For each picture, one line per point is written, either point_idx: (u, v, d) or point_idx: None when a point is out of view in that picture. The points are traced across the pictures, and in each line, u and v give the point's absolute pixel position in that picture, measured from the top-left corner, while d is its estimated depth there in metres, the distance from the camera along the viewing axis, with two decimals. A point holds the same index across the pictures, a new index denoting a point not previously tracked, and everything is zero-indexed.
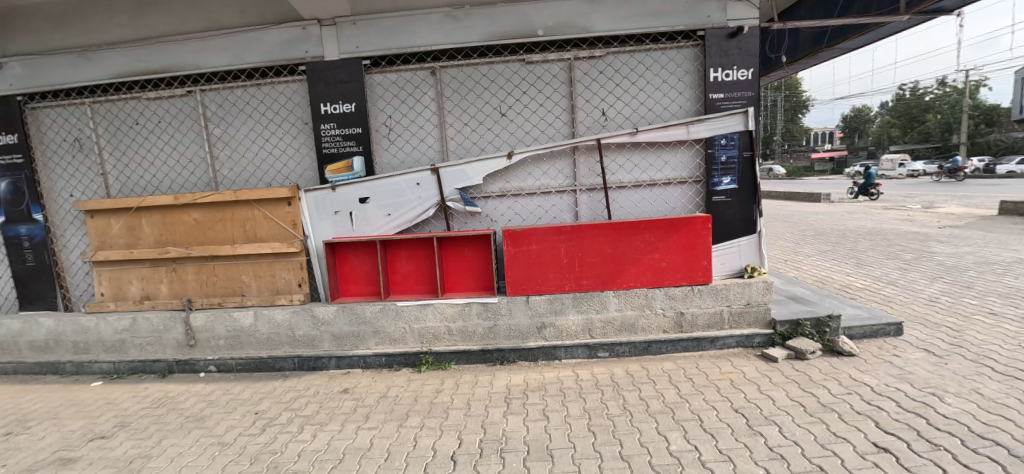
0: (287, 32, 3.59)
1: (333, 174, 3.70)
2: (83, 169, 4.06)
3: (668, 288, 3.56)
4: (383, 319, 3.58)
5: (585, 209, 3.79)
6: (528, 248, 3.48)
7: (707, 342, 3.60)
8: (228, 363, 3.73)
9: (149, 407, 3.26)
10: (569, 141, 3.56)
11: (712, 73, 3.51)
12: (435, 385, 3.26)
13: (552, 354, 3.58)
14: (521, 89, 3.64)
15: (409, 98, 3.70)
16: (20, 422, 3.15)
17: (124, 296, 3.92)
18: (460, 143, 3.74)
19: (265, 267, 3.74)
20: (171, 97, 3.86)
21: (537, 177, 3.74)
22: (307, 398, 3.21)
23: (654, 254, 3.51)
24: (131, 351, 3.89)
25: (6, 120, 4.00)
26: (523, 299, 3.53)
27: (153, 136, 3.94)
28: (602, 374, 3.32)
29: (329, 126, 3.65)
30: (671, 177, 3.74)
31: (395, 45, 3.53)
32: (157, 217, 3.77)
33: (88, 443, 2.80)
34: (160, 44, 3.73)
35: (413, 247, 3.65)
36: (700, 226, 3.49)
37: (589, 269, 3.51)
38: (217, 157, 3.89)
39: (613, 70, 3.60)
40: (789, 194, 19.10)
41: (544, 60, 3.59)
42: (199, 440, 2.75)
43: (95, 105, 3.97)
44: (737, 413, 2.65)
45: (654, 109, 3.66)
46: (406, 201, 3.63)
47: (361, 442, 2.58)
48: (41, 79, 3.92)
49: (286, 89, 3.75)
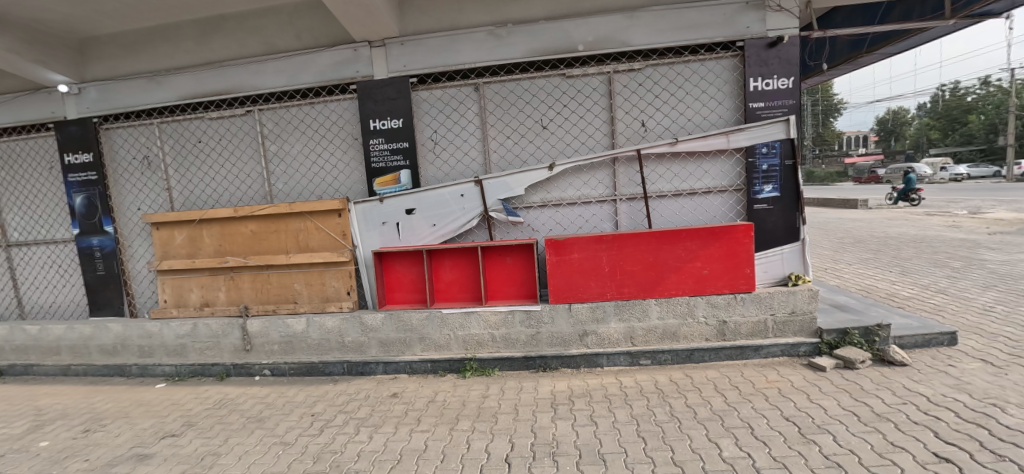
0: (339, 54, 3.80)
1: (382, 186, 3.88)
2: (150, 184, 4.36)
3: (710, 296, 3.57)
4: (429, 326, 3.71)
5: (625, 218, 3.84)
6: (570, 257, 3.56)
7: (751, 350, 3.57)
8: (282, 367, 3.91)
9: (212, 408, 3.45)
10: (610, 152, 3.64)
11: (752, 82, 3.53)
12: (481, 391, 3.35)
13: (594, 362, 3.62)
14: (562, 103, 3.75)
15: (453, 113, 3.86)
16: (96, 421, 3.38)
17: (185, 303, 4.17)
18: (502, 156, 3.86)
19: (316, 276, 3.92)
20: (232, 116, 4.13)
21: (577, 187, 3.83)
22: (359, 401, 3.35)
23: (695, 262, 3.53)
24: (191, 355, 4.11)
25: (82, 139, 4.33)
26: (565, 306, 3.60)
27: (215, 154, 4.22)
28: (645, 382, 3.34)
29: (377, 141, 3.83)
30: (711, 185, 3.76)
31: (441, 63, 3.70)
32: (217, 228, 4.01)
33: (160, 440, 3.00)
34: (222, 67, 4.00)
35: (458, 256, 3.77)
36: (742, 234, 3.49)
37: (630, 277, 3.56)
38: (273, 172, 4.13)
39: (653, 82, 3.67)
40: (823, 200, 18.53)
41: (584, 74, 3.69)
42: (263, 439, 2.90)
43: (162, 125, 4.27)
44: (789, 422, 2.63)
45: (694, 119, 3.71)
46: (451, 211, 3.76)
47: (416, 444, 2.68)
48: (114, 102, 4.24)
49: (337, 107, 3.96)
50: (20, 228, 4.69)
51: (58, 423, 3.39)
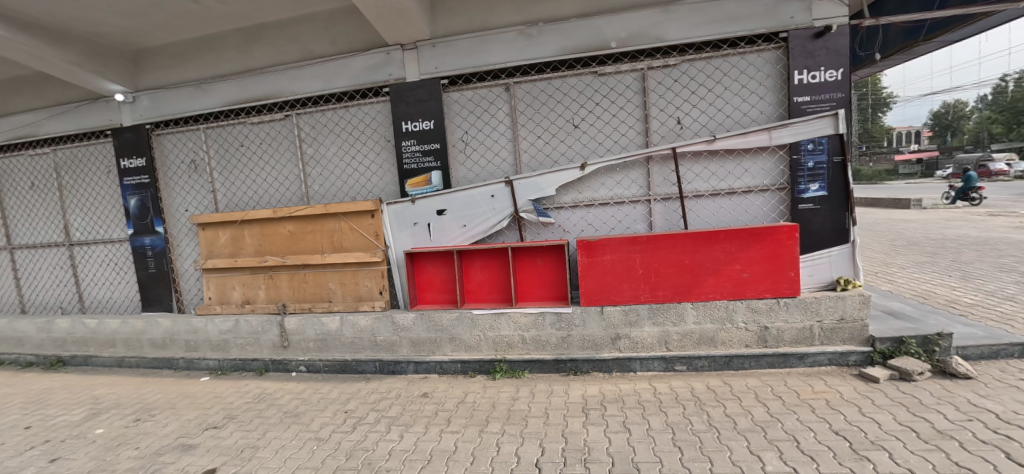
0: (372, 58, 3.87)
1: (413, 187, 3.92)
2: (197, 186, 4.58)
3: (750, 300, 3.40)
4: (459, 327, 3.71)
5: (660, 218, 3.72)
6: (602, 258, 3.48)
7: (796, 358, 3.38)
8: (317, 364, 4.01)
9: (251, 402, 3.57)
10: (644, 151, 3.53)
11: (796, 75, 3.35)
12: (511, 393, 3.32)
13: (627, 366, 3.53)
14: (594, 101, 3.67)
15: (484, 113, 3.85)
16: (146, 411, 3.57)
17: (228, 300, 4.33)
18: (533, 156, 3.82)
19: (350, 276, 4.00)
20: (271, 121, 4.29)
21: (609, 187, 3.74)
22: (390, 400, 3.38)
23: (734, 264, 3.37)
24: (233, 351, 4.28)
25: (136, 145, 4.59)
26: (597, 309, 3.53)
27: (256, 157, 4.38)
28: (681, 388, 3.21)
29: (409, 143, 3.88)
30: (751, 185, 3.59)
31: (471, 64, 3.71)
32: (258, 229, 4.17)
33: (204, 431, 3.13)
34: (262, 74, 4.15)
35: (488, 257, 3.76)
36: (786, 235, 3.30)
37: (665, 280, 3.44)
38: (309, 174, 4.26)
39: (689, 78, 3.55)
40: (871, 199, 17.49)
41: (617, 71, 3.60)
42: (298, 434, 2.98)
43: (208, 130, 4.48)
44: (838, 436, 2.46)
45: (733, 116, 3.55)
46: (481, 212, 3.76)
47: (446, 445, 2.68)
48: (164, 109, 4.48)
49: (371, 110, 4.04)
50: (82, 229, 5.03)
51: (112, 411, 3.60)
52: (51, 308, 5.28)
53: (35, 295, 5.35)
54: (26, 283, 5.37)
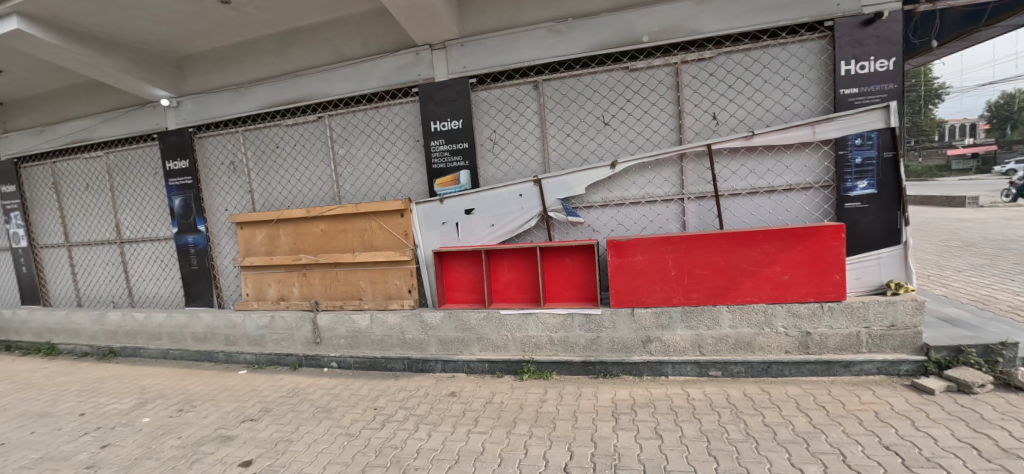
0: (402, 58, 3.91)
1: (442, 187, 3.93)
2: (236, 187, 4.76)
3: (791, 304, 3.23)
4: (487, 327, 3.70)
5: (694, 218, 3.59)
6: (633, 259, 3.40)
7: (841, 366, 3.20)
8: (348, 361, 4.10)
9: (286, 396, 3.68)
10: (677, 148, 3.42)
11: (843, 65, 3.15)
12: (539, 395, 3.28)
13: (658, 370, 3.43)
14: (625, 97, 3.58)
15: (512, 111, 3.82)
16: (188, 401, 3.74)
17: (264, 297, 4.46)
18: (562, 154, 3.76)
19: (380, 274, 4.05)
20: (305, 123, 4.40)
21: (641, 186, 3.64)
22: (418, 398, 3.41)
23: (774, 266, 3.21)
24: (269, 345, 4.42)
25: (180, 148, 4.80)
26: (627, 311, 3.45)
27: (290, 158, 4.51)
28: (716, 395, 3.09)
29: (438, 142, 3.89)
30: (792, 182, 3.42)
31: (499, 63, 3.68)
32: (292, 228, 4.28)
33: (241, 423, 3.24)
34: (296, 77, 4.26)
35: (516, 256, 3.73)
36: (831, 236, 3.11)
37: (698, 282, 3.32)
38: (341, 174, 4.34)
39: (726, 71, 3.40)
40: (922, 197, 16.42)
41: (649, 66, 3.50)
42: (330, 429, 3.04)
43: (247, 133, 4.65)
44: (890, 451, 2.30)
45: (773, 110, 3.39)
46: (509, 212, 3.73)
47: (473, 446, 2.67)
48: (206, 113, 4.67)
49: (401, 110, 4.08)
50: (132, 227, 5.32)
51: (158, 401, 3.79)
52: (104, 301, 5.61)
53: (90, 290, 5.70)
54: (82, 278, 5.73)
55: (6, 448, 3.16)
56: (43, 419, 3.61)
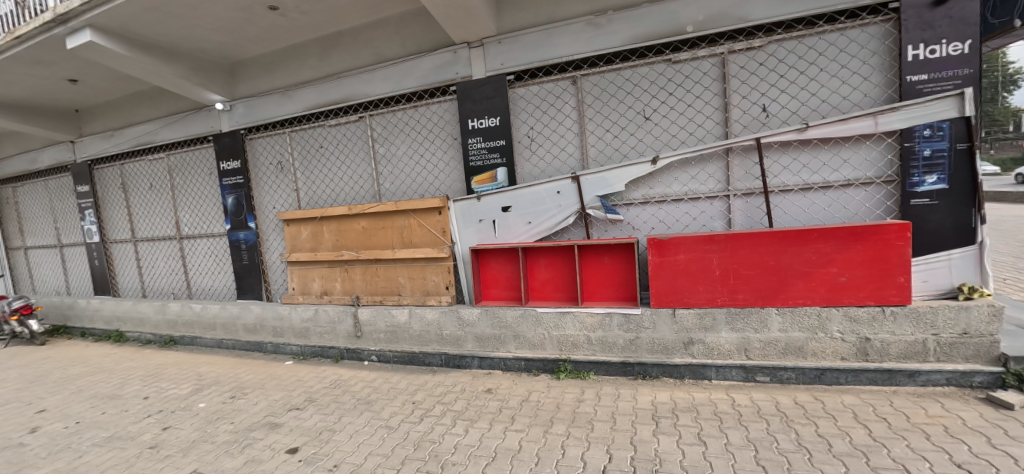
0: (440, 57, 3.96)
1: (479, 184, 3.95)
2: (283, 186, 4.98)
3: (848, 308, 3.03)
4: (524, 325, 3.70)
5: (741, 215, 3.43)
6: (674, 258, 3.29)
7: (905, 375, 2.96)
8: (387, 355, 4.20)
9: (329, 387, 3.82)
10: (723, 142, 3.27)
11: (910, 50, 2.91)
12: (576, 395, 3.24)
13: (701, 373, 3.31)
14: (668, 90, 3.46)
15: (550, 108, 3.78)
16: (240, 389, 3.95)
17: (308, 291, 4.65)
18: (601, 150, 3.69)
19: (419, 271, 4.13)
20: (347, 123, 4.54)
21: (684, 182, 3.51)
22: (456, 393, 3.45)
23: (830, 267, 3.01)
24: (313, 338, 4.60)
25: (232, 149, 5.06)
26: (668, 311, 3.35)
27: (333, 157, 4.67)
28: (763, 402, 2.94)
29: (475, 140, 3.91)
30: (851, 178, 3.19)
31: (537, 58, 3.65)
32: (335, 225, 4.43)
33: (288, 412, 3.39)
34: (339, 78, 4.40)
35: (553, 254, 3.69)
36: (896, 235, 2.87)
37: (745, 283, 3.17)
38: (381, 173, 4.45)
39: (777, 60, 3.22)
40: (996, 193, 15.01)
41: (694, 57, 3.37)
42: (370, 421, 3.12)
43: (293, 134, 4.85)
44: (963, 470, 2.11)
45: (830, 100, 3.18)
46: (547, 209, 3.70)
47: (510, 443, 2.67)
48: (256, 115, 4.91)
49: (439, 109, 4.13)
50: (190, 224, 5.68)
51: (213, 388, 4.03)
52: (165, 293, 6.02)
53: (153, 282, 6.13)
54: (146, 271, 6.17)
55: (82, 426, 3.45)
56: (113, 401, 3.91)
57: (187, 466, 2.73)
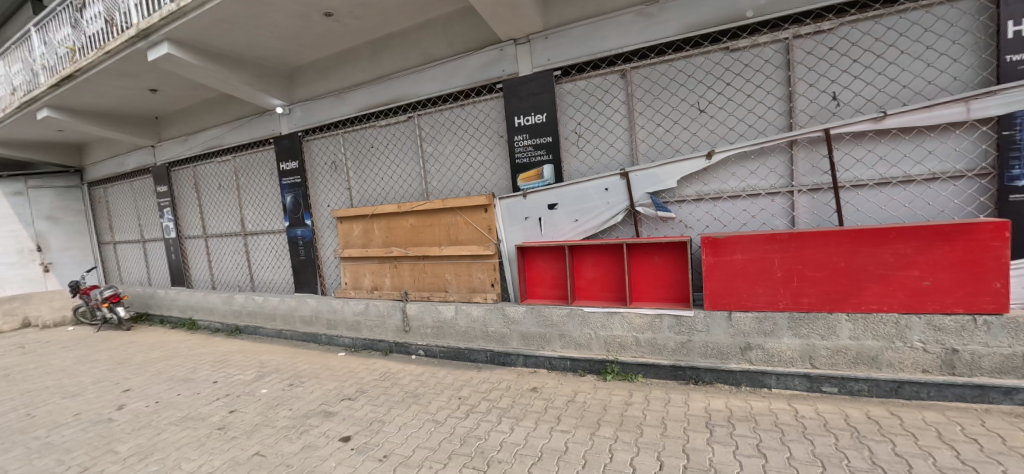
0: (487, 55, 3.98)
1: (525, 182, 3.94)
2: (336, 184, 5.21)
3: (932, 316, 2.73)
4: (570, 324, 3.65)
5: (807, 213, 3.19)
6: (731, 257, 3.13)
7: (1001, 393, 2.63)
8: (434, 350, 4.29)
9: (379, 379, 3.95)
10: (786, 134, 3.06)
11: (1010, 27, 2.58)
12: (624, 397, 3.15)
13: (760, 381, 3.12)
14: (725, 81, 3.28)
15: (598, 103, 3.70)
16: (297, 377, 4.18)
17: (360, 285, 4.84)
18: (652, 145, 3.56)
19: (465, 268, 4.18)
20: (396, 123, 4.68)
21: (742, 178, 3.32)
22: (501, 391, 3.46)
23: (910, 270, 2.73)
24: (364, 331, 4.79)
25: (291, 150, 5.35)
26: (723, 314, 3.19)
27: (383, 157, 4.83)
28: (831, 415, 2.72)
29: (521, 137, 3.90)
30: (936, 171, 2.88)
31: (585, 52, 3.58)
32: (386, 222, 4.58)
33: (341, 401, 3.54)
34: (389, 80, 4.53)
35: (600, 253, 3.62)
36: (992, 235, 2.54)
37: (811, 285, 2.95)
38: (429, 171, 4.55)
39: (850, 44, 2.96)
40: None
41: (754, 44, 3.17)
42: (418, 414, 3.20)
43: (346, 135, 5.06)
44: None
45: (913, 85, 2.88)
46: (595, 206, 3.63)
47: (556, 444, 2.63)
48: (312, 118, 5.16)
49: (485, 107, 4.15)
50: (253, 221, 6.08)
51: (274, 375, 4.29)
52: (232, 285, 6.48)
53: (221, 275, 6.62)
54: (215, 265, 6.68)
55: (161, 405, 3.78)
56: (187, 384, 4.27)
57: (251, 448, 2.92)
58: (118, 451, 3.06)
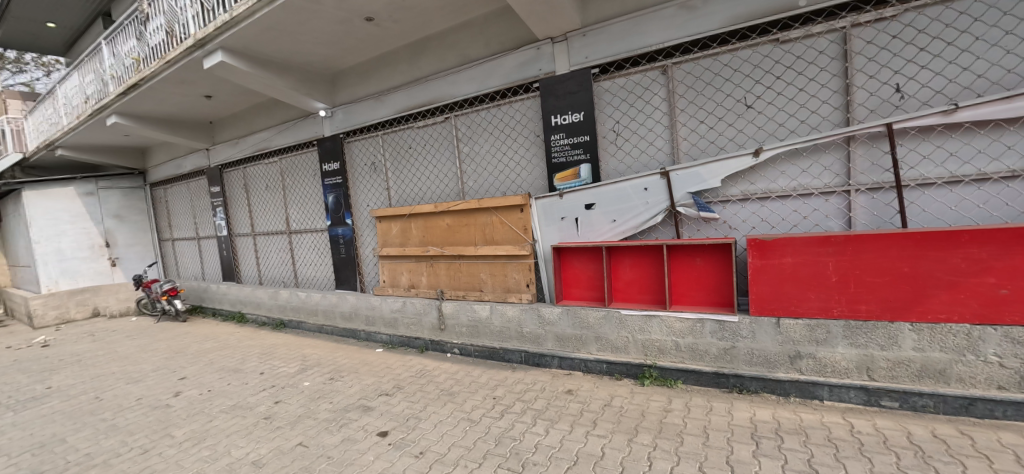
0: (524, 55, 3.97)
1: (561, 181, 3.90)
2: (375, 185, 5.36)
3: (1012, 328, 2.47)
4: (607, 326, 3.58)
5: (865, 213, 2.98)
6: (780, 261, 2.97)
7: None
8: (469, 348, 4.33)
9: (415, 376, 4.02)
10: (844, 130, 2.86)
11: None
12: (663, 404, 3.06)
13: (811, 392, 2.94)
14: (775, 74, 3.13)
15: (637, 100, 3.62)
16: (337, 372, 4.32)
17: (397, 283, 4.95)
18: (694, 143, 3.44)
19: (500, 267, 4.19)
20: (434, 124, 4.75)
21: (793, 176, 3.14)
22: (535, 392, 3.44)
23: (985, 276, 2.48)
24: (400, 328, 4.89)
25: (333, 151, 5.54)
26: (771, 321, 3.03)
27: (421, 157, 4.92)
28: (891, 431, 2.53)
29: (558, 136, 3.86)
30: (1017, 167, 2.59)
31: (624, 49, 3.51)
32: (422, 222, 4.66)
33: (379, 396, 3.62)
34: (426, 81, 4.61)
35: (639, 254, 3.53)
36: None
37: (870, 292, 2.75)
38: (465, 171, 4.59)
39: (916, 31, 2.74)
40: None
41: (807, 35, 2.99)
42: (454, 412, 3.23)
43: (385, 136, 5.19)
44: None
45: (990, 74, 2.62)
46: (633, 206, 3.54)
47: (592, 449, 2.59)
48: (352, 120, 5.33)
49: (521, 106, 4.15)
50: (297, 220, 6.35)
51: (316, 368, 4.46)
52: (277, 281, 6.80)
53: (267, 271, 6.96)
54: (263, 261, 7.02)
55: (213, 394, 4.01)
56: (237, 374, 4.50)
57: (295, 438, 3.04)
58: (175, 435, 3.27)
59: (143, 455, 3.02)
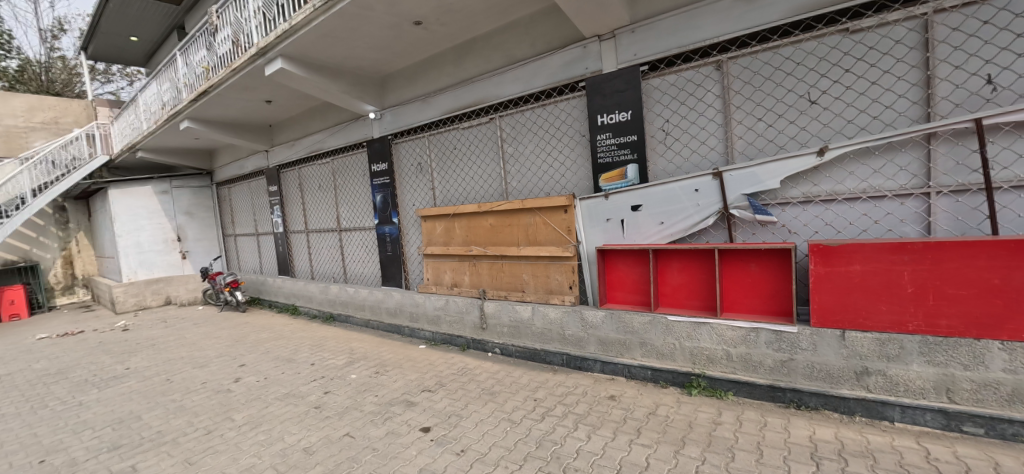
0: (570, 54, 3.93)
1: (607, 182, 3.83)
2: (421, 185, 5.50)
3: None
4: (652, 332, 3.47)
5: (948, 218, 2.70)
6: (846, 268, 2.76)
7: None
8: (510, 348, 4.34)
9: (456, 373, 4.09)
10: (922, 127, 2.61)
11: None
12: (712, 415, 2.92)
13: (880, 412, 2.70)
14: (843, 67, 2.90)
15: (689, 98, 3.48)
16: (382, 366, 4.47)
17: (440, 282, 5.05)
18: (751, 142, 3.27)
19: (542, 269, 4.17)
20: (479, 125, 4.81)
21: (862, 177, 2.91)
22: (577, 396, 3.39)
23: None
24: (443, 326, 4.98)
25: (381, 153, 5.74)
26: (834, 333, 2.82)
27: (465, 158, 4.99)
28: (978, 461, 2.27)
29: (604, 136, 3.80)
30: None
31: (675, 44, 3.39)
32: (466, 222, 4.73)
33: (422, 392, 3.71)
34: (472, 83, 4.67)
35: (688, 259, 3.40)
36: None
37: (952, 305, 2.49)
38: (509, 172, 4.61)
39: (1014, 15, 2.44)
40: None
41: (882, 24, 2.76)
42: (494, 412, 3.24)
43: (431, 137, 5.32)
44: None
45: None
46: (683, 208, 3.41)
47: (636, 458, 2.51)
48: (400, 122, 5.50)
49: (567, 106, 4.11)
50: (347, 218, 6.63)
51: (362, 362, 4.64)
52: (328, 276, 7.13)
53: (319, 266, 7.32)
54: (314, 257, 7.39)
55: (269, 381, 4.27)
56: (290, 364, 4.77)
57: (342, 428, 3.17)
58: (235, 418, 3.51)
59: (207, 435, 3.27)
